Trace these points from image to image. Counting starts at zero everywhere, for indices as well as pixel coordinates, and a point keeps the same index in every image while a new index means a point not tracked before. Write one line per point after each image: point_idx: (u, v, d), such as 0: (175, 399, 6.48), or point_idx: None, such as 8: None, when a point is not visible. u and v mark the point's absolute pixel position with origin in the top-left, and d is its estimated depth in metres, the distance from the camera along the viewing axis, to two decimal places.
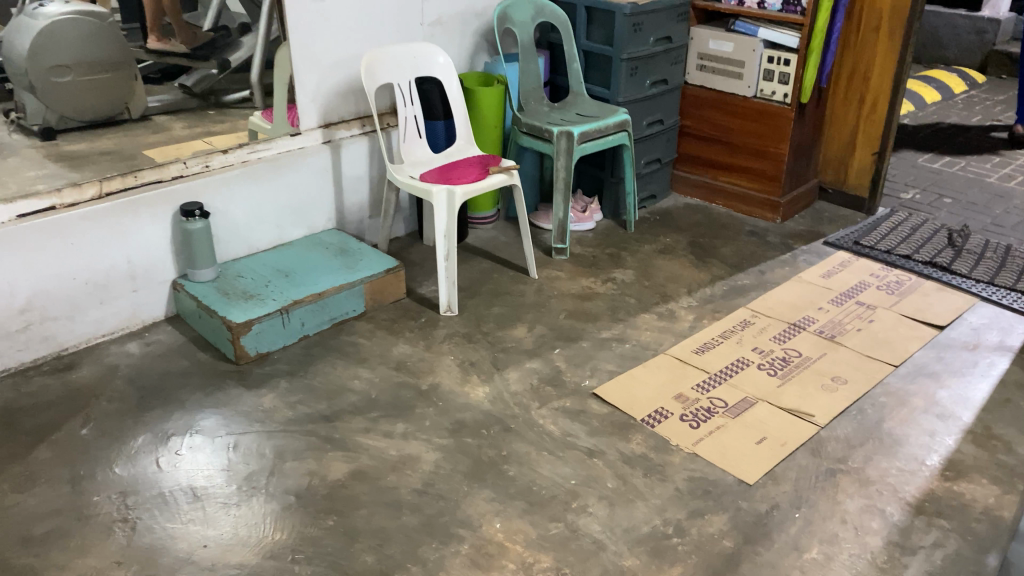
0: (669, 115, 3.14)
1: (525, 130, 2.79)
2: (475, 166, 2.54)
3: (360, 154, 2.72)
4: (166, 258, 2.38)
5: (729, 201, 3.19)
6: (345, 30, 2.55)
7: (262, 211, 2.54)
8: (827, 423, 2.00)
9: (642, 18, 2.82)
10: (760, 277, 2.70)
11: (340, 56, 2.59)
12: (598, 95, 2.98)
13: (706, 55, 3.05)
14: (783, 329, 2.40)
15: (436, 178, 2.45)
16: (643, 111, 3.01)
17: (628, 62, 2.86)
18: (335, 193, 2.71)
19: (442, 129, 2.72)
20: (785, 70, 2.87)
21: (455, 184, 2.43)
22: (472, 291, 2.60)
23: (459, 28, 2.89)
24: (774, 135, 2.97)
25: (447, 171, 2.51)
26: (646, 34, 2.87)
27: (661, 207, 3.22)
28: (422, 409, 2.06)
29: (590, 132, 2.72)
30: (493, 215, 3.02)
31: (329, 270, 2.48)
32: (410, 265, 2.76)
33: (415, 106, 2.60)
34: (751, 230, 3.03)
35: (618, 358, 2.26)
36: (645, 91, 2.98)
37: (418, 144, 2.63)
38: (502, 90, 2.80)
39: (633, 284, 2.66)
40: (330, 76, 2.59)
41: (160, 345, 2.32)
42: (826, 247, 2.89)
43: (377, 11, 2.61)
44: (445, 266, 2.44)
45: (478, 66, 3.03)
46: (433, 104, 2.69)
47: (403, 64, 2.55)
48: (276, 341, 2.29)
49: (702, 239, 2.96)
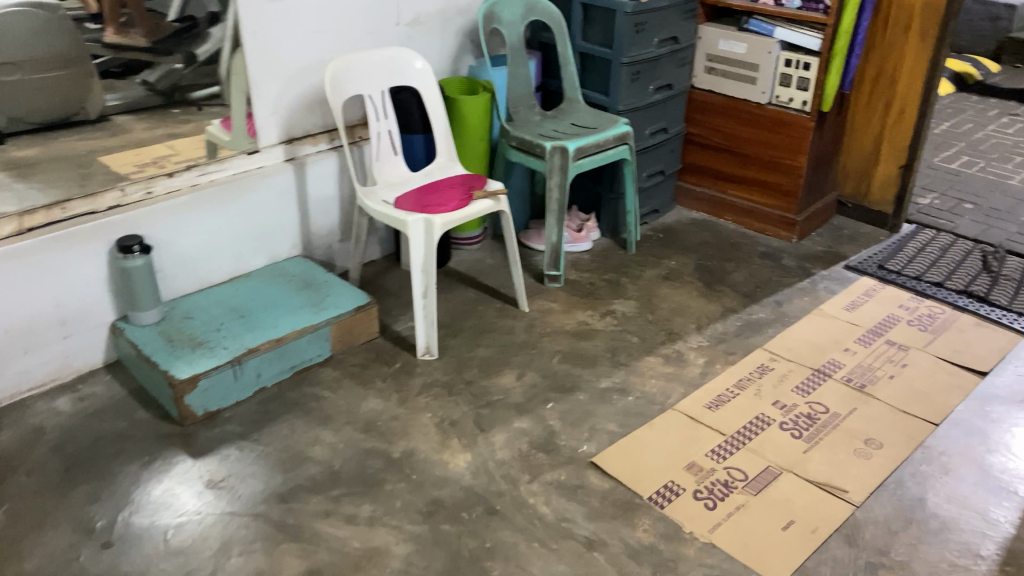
0: (675, 123, 2.84)
1: (514, 144, 2.49)
2: (455, 191, 2.23)
3: (329, 172, 2.42)
4: (102, 299, 2.08)
5: (739, 218, 2.89)
6: (308, 33, 2.25)
7: (214, 240, 2.23)
8: (863, 501, 1.73)
9: (646, 17, 2.51)
10: (777, 310, 2.41)
11: (304, 62, 2.28)
12: (595, 102, 2.67)
13: (715, 56, 2.74)
14: (806, 377, 2.11)
15: (412, 205, 2.15)
16: (646, 120, 2.70)
17: (629, 66, 2.55)
18: (299, 216, 2.40)
19: (421, 143, 2.42)
20: (805, 75, 2.57)
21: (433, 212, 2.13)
22: (453, 329, 2.31)
23: (439, 28, 2.57)
24: (792, 147, 2.67)
25: (425, 195, 2.22)
26: (651, 34, 2.56)
27: (664, 222, 2.93)
28: (392, 484, 1.77)
29: (587, 147, 2.42)
30: (479, 235, 2.72)
31: (290, 308, 2.18)
32: (385, 296, 2.46)
33: (390, 120, 2.30)
34: (765, 250, 2.74)
35: (618, 415, 1.97)
36: (648, 98, 2.67)
37: (393, 162, 2.33)
38: (489, 98, 2.50)
39: (635, 317, 2.37)
40: (293, 85, 2.29)
41: (95, 401, 2.03)
42: (848, 272, 2.61)
43: (345, 10, 2.30)
44: (422, 303, 2.14)
45: (462, 70, 2.72)
46: (410, 115, 2.39)
47: (375, 73, 2.24)
48: (228, 396, 2.00)
49: (710, 262, 2.67)
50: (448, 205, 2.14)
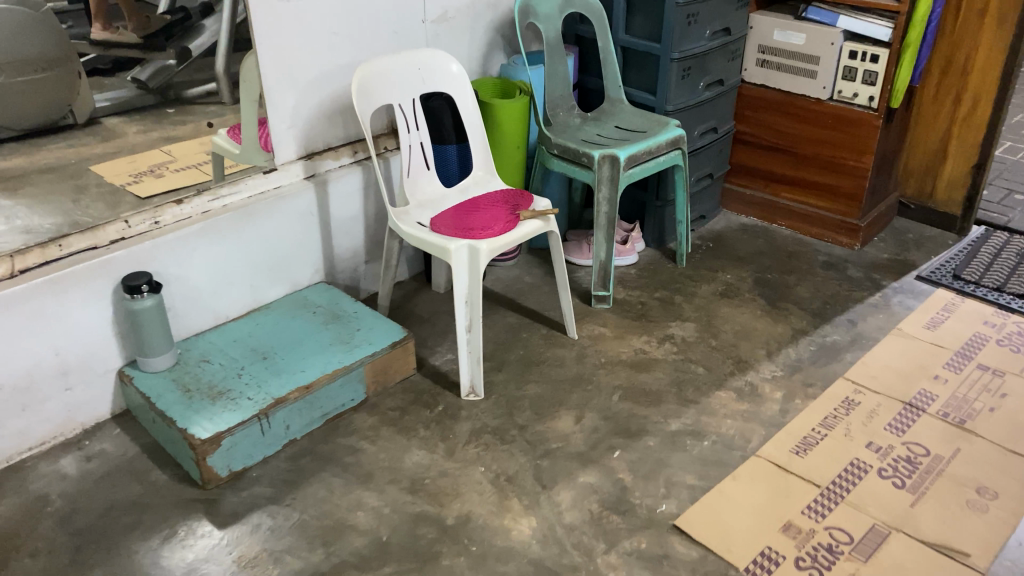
0: (723, 122, 2.60)
1: (555, 152, 2.25)
2: (496, 211, 1.98)
3: (352, 189, 2.18)
4: (108, 345, 1.84)
5: (794, 222, 2.67)
6: (326, 34, 2.00)
7: (230, 271, 2.00)
8: (989, 566, 1.51)
9: (698, 7, 2.26)
10: (850, 331, 2.19)
11: (322, 67, 2.04)
12: (640, 101, 2.43)
13: (768, 48, 2.50)
14: (898, 412, 1.89)
15: (453, 228, 1.91)
16: (695, 120, 2.47)
17: (679, 62, 2.31)
18: (321, 239, 2.16)
19: (455, 155, 2.18)
20: (872, 68, 2.32)
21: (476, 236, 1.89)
22: (498, 361, 2.08)
23: (469, 23, 2.33)
24: (854, 147, 2.44)
25: (465, 216, 1.98)
26: (702, 26, 2.32)
27: (712, 229, 2.70)
28: (450, 559, 1.54)
29: (639, 155, 2.19)
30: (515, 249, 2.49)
31: (317, 346, 1.95)
32: (419, 324, 2.23)
33: (422, 131, 2.06)
34: (826, 260, 2.52)
35: (695, 465, 1.75)
36: (698, 96, 2.43)
37: (426, 178, 2.10)
38: (526, 102, 2.26)
39: (697, 344, 2.14)
40: (310, 93, 2.04)
41: (104, 461, 1.80)
42: (920, 284, 2.39)
43: (366, 8, 2.06)
44: (467, 338, 1.91)
45: (492, 69, 2.47)
46: (442, 124, 2.14)
47: (404, 78, 2.00)
48: (254, 453, 1.77)
49: (769, 275, 2.45)
50: (491, 227, 1.90)
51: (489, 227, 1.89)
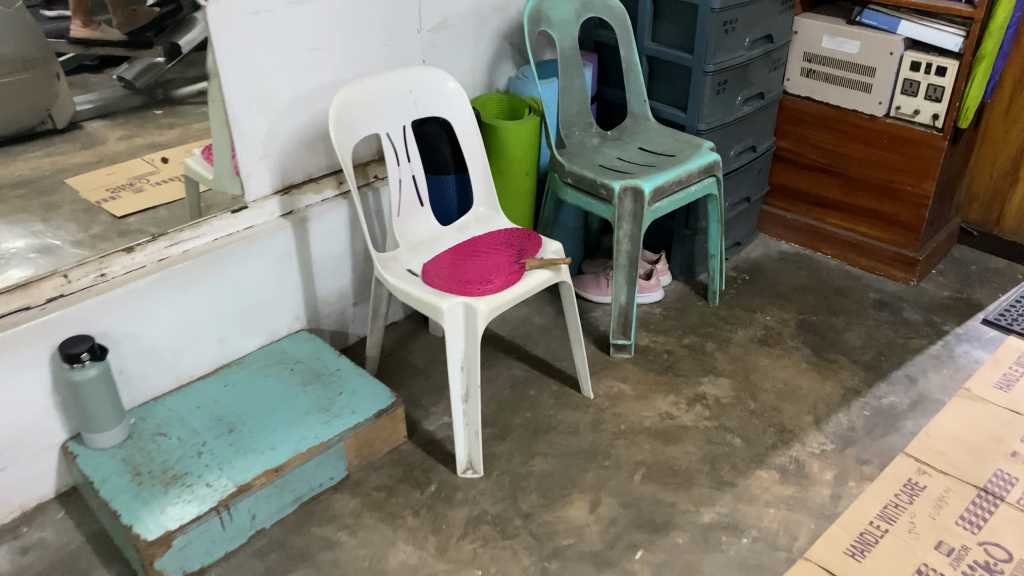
0: (762, 139, 2.29)
1: (570, 181, 1.96)
2: (497, 259, 1.71)
3: (336, 225, 1.91)
4: (47, 417, 1.59)
5: (841, 252, 2.37)
6: (302, 50, 1.73)
7: (193, 326, 1.73)
8: None
9: (737, 12, 1.96)
10: (910, 391, 1.90)
11: (300, 88, 1.76)
12: (668, 118, 2.14)
13: (816, 56, 2.19)
14: (970, 502, 1.60)
15: (448, 280, 1.63)
16: (731, 138, 2.16)
17: (714, 75, 2.00)
18: (301, 283, 1.89)
19: (453, 187, 1.89)
20: (937, 82, 2.00)
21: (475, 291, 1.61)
22: (502, 428, 1.81)
23: (473, 31, 2.04)
24: (913, 171, 2.13)
25: (464, 265, 1.70)
26: (741, 34, 2.01)
27: (748, 259, 2.41)
28: None
29: (666, 186, 1.89)
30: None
31: (291, 414, 1.68)
32: (414, 377, 1.96)
33: (414, 163, 1.78)
34: (878, 298, 2.22)
35: (733, 571, 1.47)
36: (735, 112, 2.13)
37: (419, 215, 1.82)
38: (536, 123, 1.97)
39: (732, 406, 1.86)
40: (286, 118, 1.77)
41: (42, 554, 1.55)
42: (988, 329, 2.09)
43: (350, 19, 1.78)
44: (464, 410, 1.63)
45: (500, 81, 2.18)
46: (439, 151, 1.86)
47: (392, 102, 1.71)
48: (213, 550, 1.50)
49: (814, 318, 2.15)
50: (491, 280, 1.62)
51: (487, 280, 1.62)
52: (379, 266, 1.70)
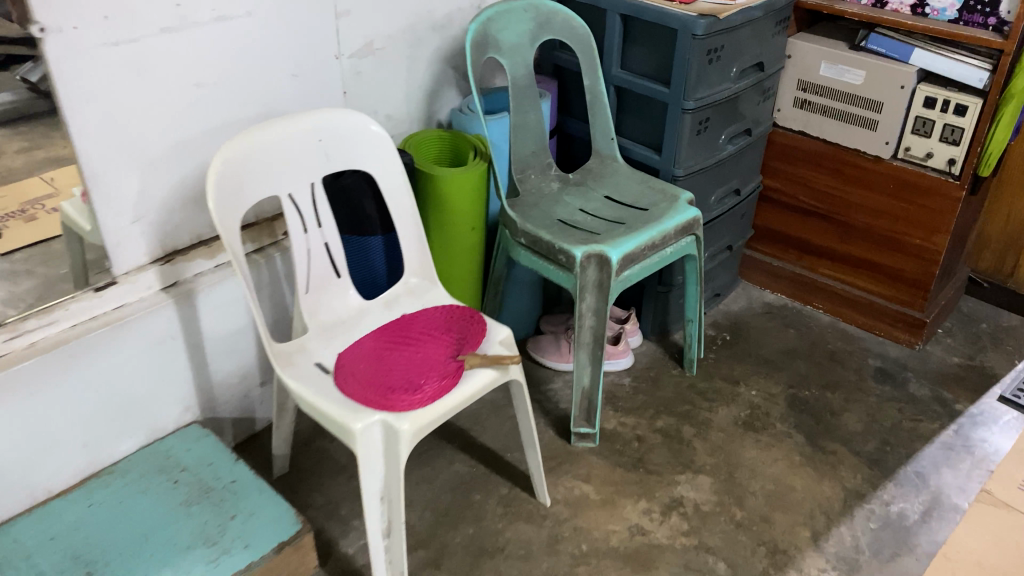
0: (747, 180, 1.97)
1: (522, 242, 1.62)
2: (431, 353, 1.36)
3: (233, 296, 1.55)
4: None
5: (835, 306, 2.07)
6: (181, 88, 1.37)
7: (45, 436, 1.37)
8: None
9: (724, 38, 1.64)
10: (922, 494, 1.60)
11: (182, 134, 1.41)
12: (639, 159, 1.82)
13: (811, 84, 1.87)
14: None
15: (365, 386, 1.29)
16: (713, 182, 1.84)
17: (694, 113, 1.68)
18: (190, 370, 1.54)
19: (381, 249, 1.55)
20: (955, 122, 1.69)
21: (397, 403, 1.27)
22: (437, 550, 1.48)
23: (407, 55, 1.69)
24: (923, 222, 1.84)
25: (386, 362, 1.35)
26: (728, 64, 1.69)
27: (729, 313, 2.10)
28: None
29: (637, 252, 1.57)
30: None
31: (167, 548, 1.34)
32: (334, 476, 1.63)
33: (326, 228, 1.43)
34: (879, 367, 1.93)
35: None
36: (718, 153, 1.81)
37: (335, 289, 1.46)
38: (482, 171, 1.62)
39: (715, 517, 1.55)
40: (163, 171, 1.41)
41: None
42: (1005, 408, 1.81)
43: (245, 48, 1.43)
44: (385, 547, 1.29)
45: (442, 111, 1.84)
46: (361, 209, 1.51)
47: (295, 158, 1.35)
48: None
49: (807, 393, 1.85)
50: (420, 386, 1.28)
51: (416, 388, 1.28)
52: (280, 364, 1.34)
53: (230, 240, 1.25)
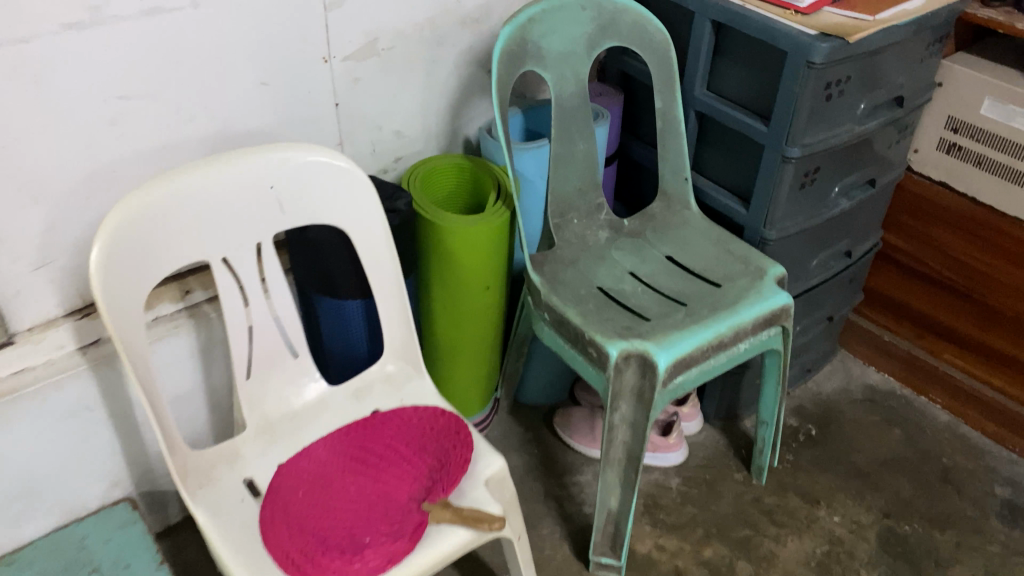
0: (862, 239, 1.52)
1: (546, 319, 1.24)
2: (391, 495, 1.01)
3: (173, 355, 1.22)
4: None
5: (959, 405, 1.62)
6: (98, 101, 1.03)
7: None
8: None
9: (852, 66, 1.18)
10: None
11: (102, 160, 1.07)
12: (719, 207, 1.40)
13: (966, 125, 1.40)
14: None
15: (293, 540, 0.96)
16: (814, 244, 1.40)
17: (799, 162, 1.25)
18: (116, 442, 1.24)
19: (361, 318, 1.20)
20: None
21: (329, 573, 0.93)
22: None
23: (425, 56, 1.31)
24: None
25: (332, 497, 1.02)
26: (853, 99, 1.23)
27: (818, 396, 1.67)
28: None
29: (696, 354, 1.16)
30: (487, 415, 1.52)
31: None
32: None
33: (277, 298, 1.08)
34: (1009, 500, 1.48)
35: None
36: (826, 210, 1.36)
37: (288, 372, 1.12)
38: (501, 221, 1.23)
39: None
40: (75, 208, 1.08)
41: None
42: None
43: (193, 50, 1.07)
44: None
45: (472, 122, 1.45)
46: (334, 267, 1.15)
47: (231, 209, 1.00)
48: None
49: (908, 529, 1.42)
50: (357, 558, 0.93)
51: (352, 559, 0.93)
52: (190, 484, 1.01)
53: (123, 333, 0.92)
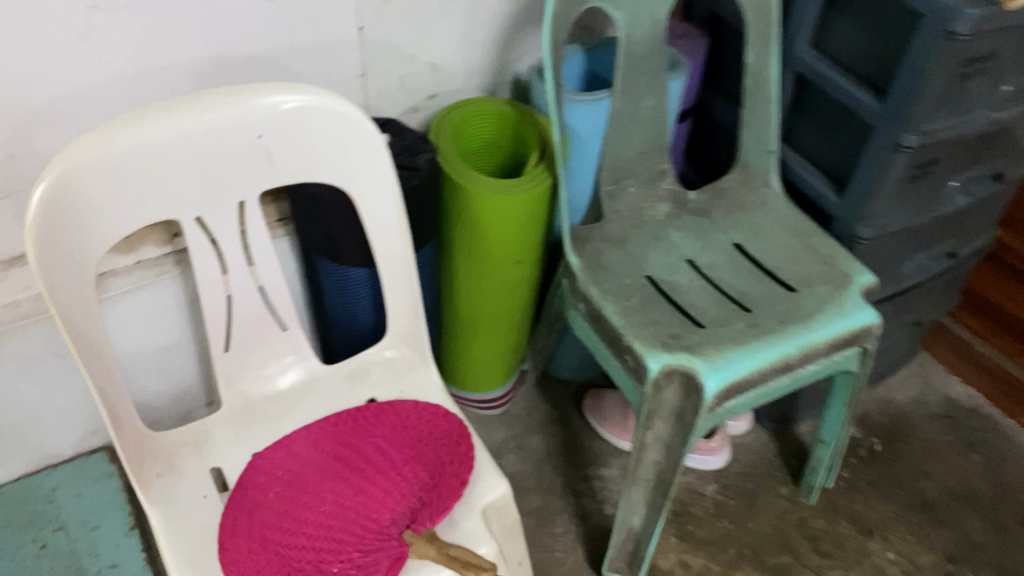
0: (972, 238, 1.28)
1: (582, 309, 1.06)
2: (371, 515, 0.86)
3: (155, 304, 1.08)
4: None
5: None
6: (60, 11, 0.84)
7: None
8: None
9: (1001, 40, 0.93)
10: None
11: (70, 82, 0.90)
12: (806, 189, 1.18)
13: None
14: None
15: (251, 557, 0.83)
16: (914, 244, 1.18)
17: (913, 151, 1.01)
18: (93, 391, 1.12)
19: (367, 287, 1.04)
20: None
21: None
22: None
23: None
24: None
25: (304, 507, 0.88)
26: (994, 80, 0.98)
27: (890, 405, 1.47)
28: None
29: (753, 377, 0.97)
30: (511, 390, 1.37)
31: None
32: None
33: (264, 265, 0.92)
34: None
35: None
36: (936, 208, 1.13)
37: (274, 346, 0.97)
38: (539, 190, 1.03)
39: None
40: (39, 134, 0.92)
41: None
42: None
43: None
44: None
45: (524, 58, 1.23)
46: (337, 231, 0.98)
47: (207, 161, 0.83)
48: None
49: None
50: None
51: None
52: (145, 473, 0.88)
53: (64, 305, 0.77)
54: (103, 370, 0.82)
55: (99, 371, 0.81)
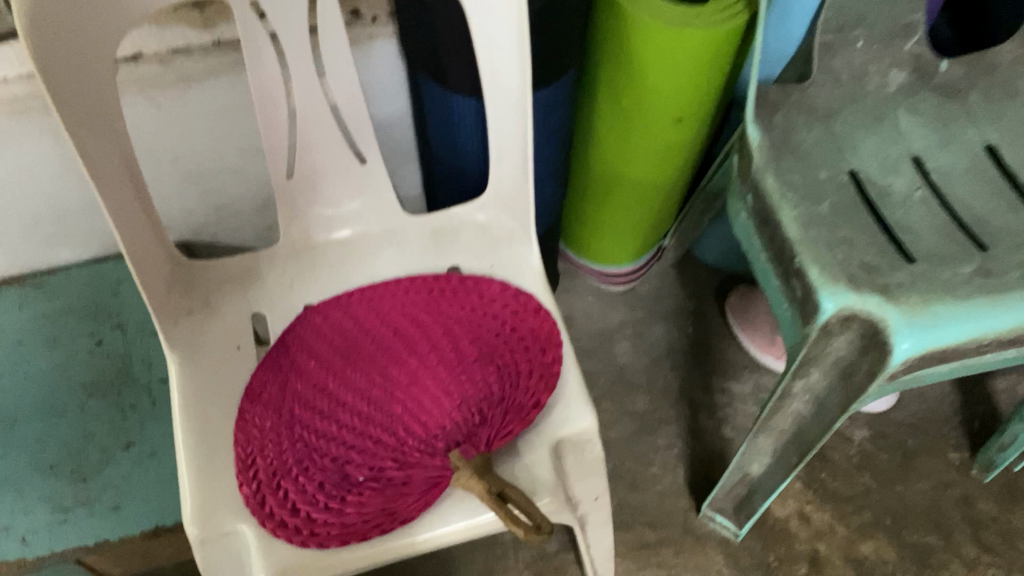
0: None
1: (749, 202, 0.80)
2: (421, 418, 0.69)
3: (231, 116, 0.90)
4: None
5: None
6: None
7: None
8: None
9: None
10: None
11: None
12: None
13: None
14: None
15: (270, 437, 0.68)
16: None
17: None
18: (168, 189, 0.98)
19: (479, 122, 0.81)
20: None
21: (290, 511, 0.64)
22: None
23: None
24: None
25: (346, 387, 0.71)
26: None
27: None
28: None
29: (969, 345, 0.69)
30: (644, 266, 1.14)
31: (19, 453, 0.91)
32: None
33: (342, 76, 0.71)
34: None
35: None
36: None
37: (349, 180, 0.78)
38: (727, 30, 0.74)
39: None
40: None
41: None
42: None
43: None
44: None
45: None
46: (447, 46, 0.74)
47: None
48: None
49: None
50: (334, 507, 0.65)
51: (325, 505, 0.65)
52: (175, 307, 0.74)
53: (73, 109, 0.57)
54: (128, 192, 0.64)
55: (124, 194, 0.63)
